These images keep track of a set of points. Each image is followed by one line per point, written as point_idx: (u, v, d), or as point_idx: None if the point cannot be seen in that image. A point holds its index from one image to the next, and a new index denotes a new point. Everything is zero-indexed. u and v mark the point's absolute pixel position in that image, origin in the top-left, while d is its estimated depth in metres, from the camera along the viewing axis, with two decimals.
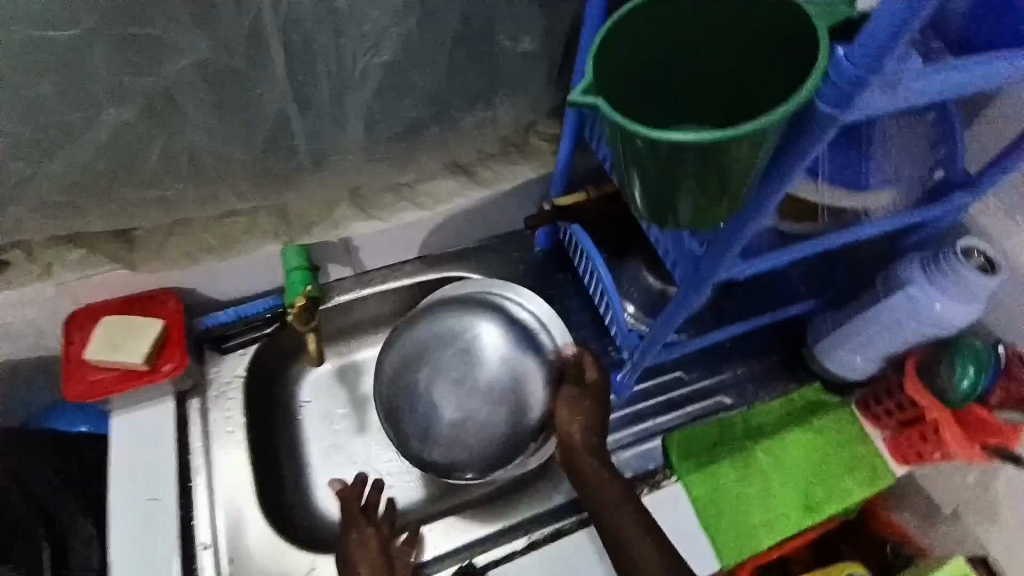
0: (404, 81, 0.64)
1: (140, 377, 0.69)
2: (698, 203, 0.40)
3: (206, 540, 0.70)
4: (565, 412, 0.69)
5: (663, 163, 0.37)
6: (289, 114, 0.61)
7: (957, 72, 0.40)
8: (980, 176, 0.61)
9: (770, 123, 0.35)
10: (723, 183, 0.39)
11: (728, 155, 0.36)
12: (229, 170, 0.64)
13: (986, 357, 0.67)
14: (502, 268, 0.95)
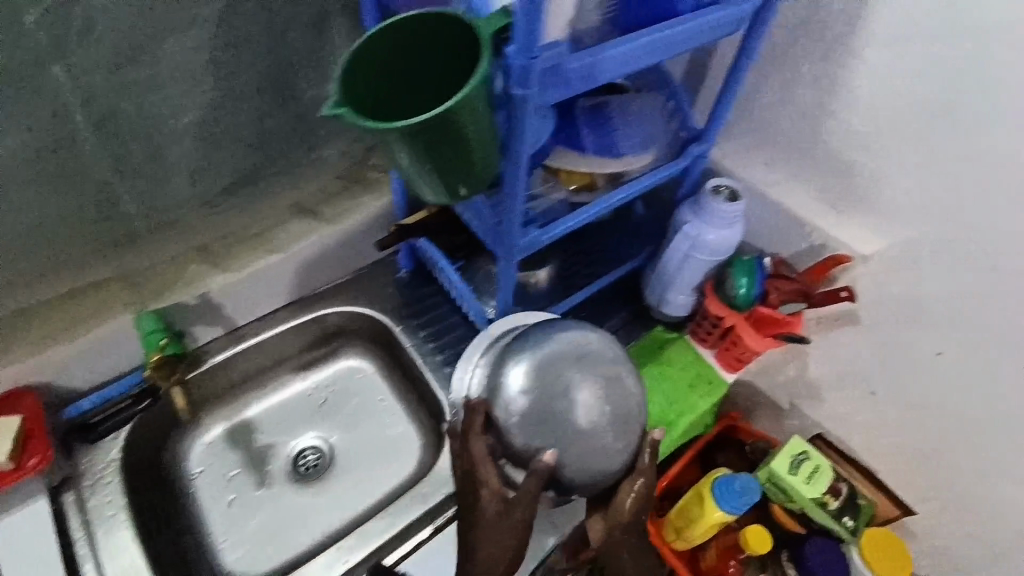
0: (217, 133, 0.75)
1: (8, 475, 0.69)
2: (458, 166, 0.51)
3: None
4: (629, 500, 0.68)
5: (417, 140, 0.47)
6: (112, 180, 0.71)
7: (613, 48, 0.53)
8: (706, 130, 0.81)
9: (480, 89, 0.45)
10: (467, 151, 0.49)
11: (460, 122, 0.46)
12: (69, 246, 0.73)
13: (753, 266, 0.85)
14: (374, 293, 1.01)
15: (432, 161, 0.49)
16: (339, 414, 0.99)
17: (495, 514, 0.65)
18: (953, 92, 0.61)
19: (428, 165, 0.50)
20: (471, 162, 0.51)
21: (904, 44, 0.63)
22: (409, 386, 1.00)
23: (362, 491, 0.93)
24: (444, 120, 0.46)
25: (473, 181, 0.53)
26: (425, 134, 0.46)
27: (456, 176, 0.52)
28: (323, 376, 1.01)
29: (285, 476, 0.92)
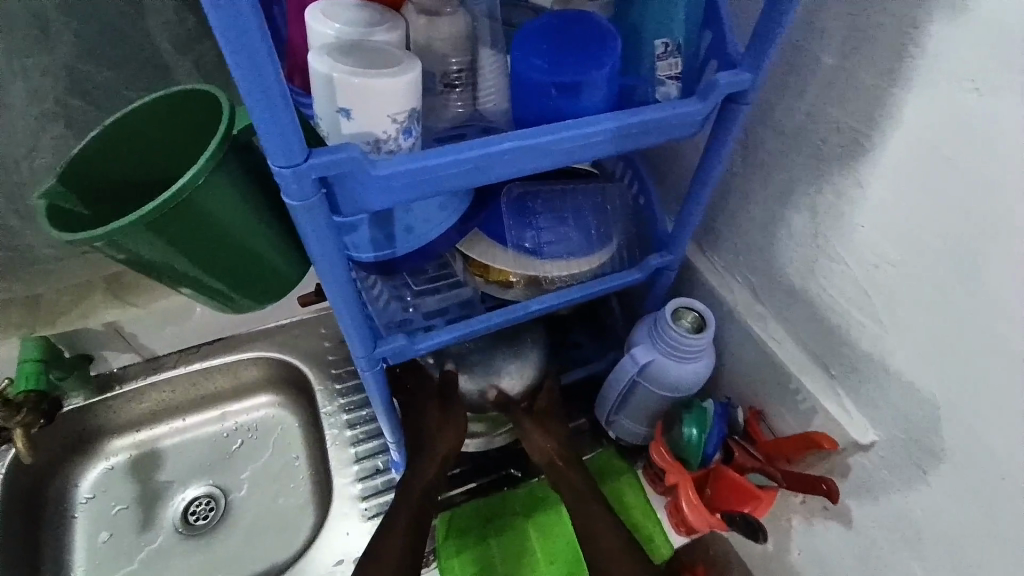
0: None
1: None
2: (212, 259, 0.44)
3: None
4: (542, 429, 0.75)
5: (137, 244, 0.40)
6: None
7: (458, 149, 0.40)
8: (671, 240, 0.65)
9: (198, 173, 0.39)
10: (221, 235, 0.42)
11: (184, 213, 0.40)
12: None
13: (711, 419, 0.67)
14: (308, 345, 0.94)
15: (187, 257, 0.43)
16: (246, 465, 0.92)
17: (435, 415, 0.74)
18: (956, 239, 0.45)
19: (178, 262, 0.43)
20: (244, 250, 0.45)
21: (904, 164, 0.47)
22: (321, 451, 0.91)
23: (240, 560, 0.84)
24: (170, 209, 0.39)
25: (261, 273, 0.47)
26: (155, 230, 0.40)
27: (229, 270, 0.45)
28: (243, 421, 0.95)
29: (170, 522, 0.87)
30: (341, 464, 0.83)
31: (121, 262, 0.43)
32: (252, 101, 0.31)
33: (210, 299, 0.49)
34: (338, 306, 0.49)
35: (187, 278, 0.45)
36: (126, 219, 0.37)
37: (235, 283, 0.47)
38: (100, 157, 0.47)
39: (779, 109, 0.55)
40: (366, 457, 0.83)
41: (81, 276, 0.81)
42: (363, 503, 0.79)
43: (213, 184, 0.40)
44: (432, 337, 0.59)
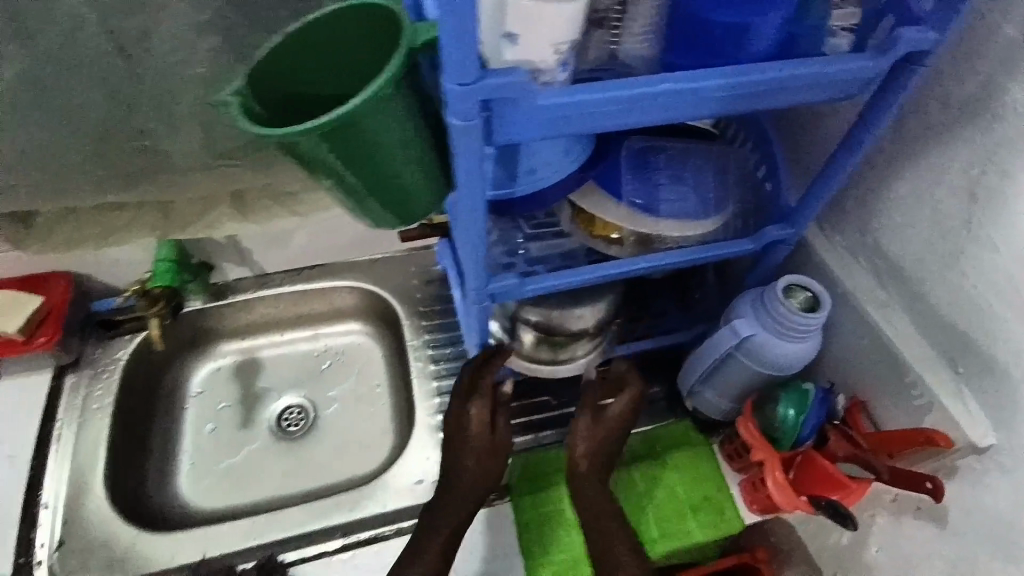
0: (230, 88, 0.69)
1: (15, 347, 0.75)
2: (370, 178, 0.45)
3: (43, 541, 0.70)
4: (595, 431, 0.70)
5: (311, 152, 0.41)
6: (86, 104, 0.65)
7: (610, 86, 0.40)
8: (796, 213, 0.61)
9: (381, 88, 0.39)
10: (383, 155, 0.43)
11: (358, 127, 0.41)
12: (64, 168, 0.69)
13: (811, 399, 0.65)
14: (399, 282, 0.99)
15: (342, 175, 0.44)
16: (333, 383, 1.00)
17: (469, 449, 0.69)
18: None
19: (339, 174, 0.44)
20: (395, 174, 0.45)
21: None
22: (404, 382, 0.96)
23: (323, 469, 0.92)
24: (340, 128, 0.40)
25: (401, 204, 0.48)
26: (329, 140, 0.41)
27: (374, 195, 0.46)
28: (332, 344, 1.02)
29: (267, 423, 0.95)
30: (424, 395, 0.87)
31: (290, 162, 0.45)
32: (444, 12, 0.32)
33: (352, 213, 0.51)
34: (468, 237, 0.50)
35: (336, 195, 0.47)
36: (307, 125, 0.39)
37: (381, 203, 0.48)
38: (280, 56, 0.48)
39: (951, 82, 0.50)
40: (446, 392, 0.87)
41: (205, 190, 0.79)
42: (446, 434, 0.83)
43: (383, 107, 0.40)
44: (541, 281, 0.60)
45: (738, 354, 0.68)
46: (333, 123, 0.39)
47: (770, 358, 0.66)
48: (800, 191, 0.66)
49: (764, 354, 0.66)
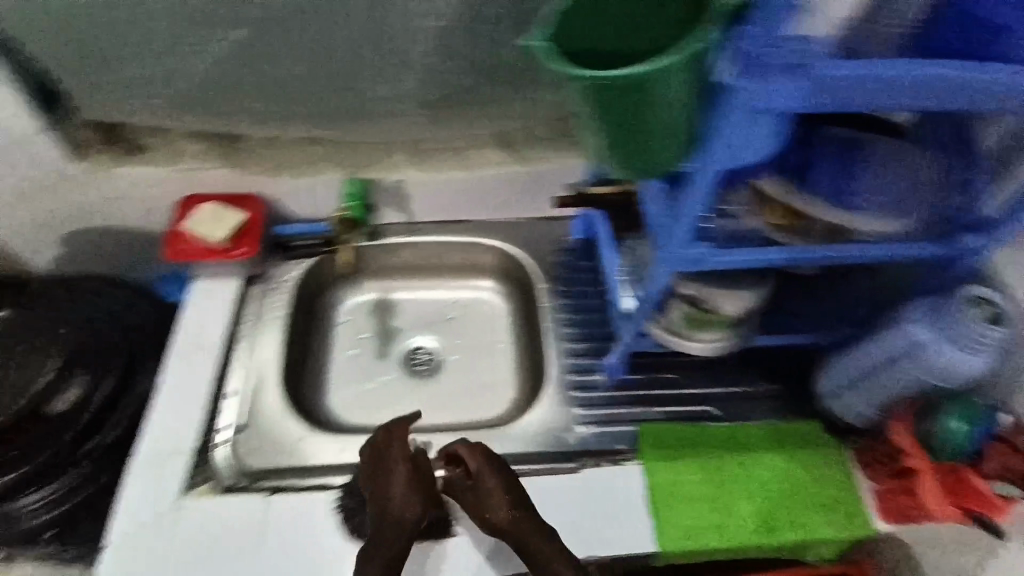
0: (454, 44, 0.71)
1: (217, 253, 0.84)
2: (631, 138, 0.48)
3: (223, 425, 0.78)
4: (493, 486, 0.67)
5: (599, 99, 0.46)
6: (333, 37, 0.70)
7: (882, 70, 0.43)
8: (998, 224, 0.63)
9: (683, 56, 0.43)
10: (652, 121, 0.46)
11: (650, 88, 0.44)
12: (295, 97, 0.76)
13: (979, 413, 0.66)
14: (536, 246, 1.04)
15: (605, 127, 0.48)
16: (459, 332, 1.06)
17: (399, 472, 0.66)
18: None
19: (608, 125, 0.48)
20: (653, 138, 0.48)
21: None
22: (529, 340, 1.01)
23: (446, 409, 0.98)
24: (632, 85, 0.44)
25: (639, 169, 0.51)
26: (620, 92, 0.45)
27: (619, 153, 0.50)
28: (461, 296, 1.08)
29: (400, 359, 1.03)
30: (557, 355, 0.92)
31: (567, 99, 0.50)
32: None
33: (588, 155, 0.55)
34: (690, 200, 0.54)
35: (595, 141, 0.50)
36: (610, 75, 0.43)
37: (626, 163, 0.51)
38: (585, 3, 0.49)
39: None
40: (577, 355, 0.91)
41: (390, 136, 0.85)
42: (574, 393, 0.87)
43: (675, 73, 0.44)
44: (727, 254, 0.61)
45: (901, 360, 0.67)
46: (629, 78, 0.43)
47: (937, 367, 0.65)
48: (1004, 204, 0.64)
49: (934, 363, 0.65)
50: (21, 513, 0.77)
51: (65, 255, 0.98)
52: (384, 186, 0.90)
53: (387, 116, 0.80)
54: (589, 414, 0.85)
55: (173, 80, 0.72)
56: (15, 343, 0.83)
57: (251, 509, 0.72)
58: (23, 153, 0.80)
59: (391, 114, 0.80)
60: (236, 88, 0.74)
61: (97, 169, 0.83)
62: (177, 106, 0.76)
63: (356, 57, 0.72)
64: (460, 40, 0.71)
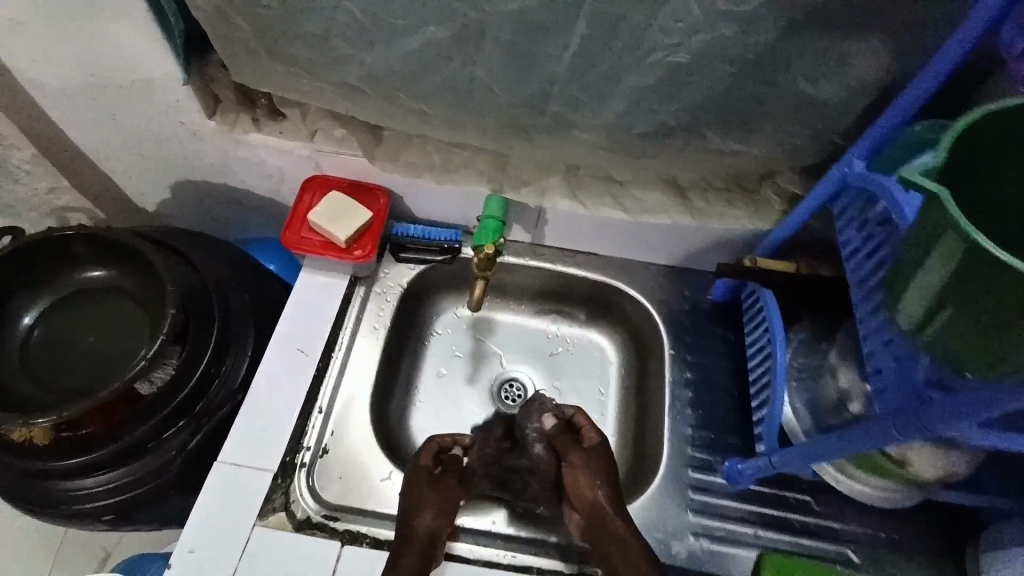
0: (682, 86, 0.57)
1: (336, 250, 0.76)
2: (970, 319, 0.42)
3: (310, 444, 0.71)
4: (582, 474, 0.70)
5: (969, 267, 0.40)
6: (533, 54, 0.55)
7: None
8: None
9: None
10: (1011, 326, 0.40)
11: None
12: (461, 108, 0.63)
13: None
14: (669, 298, 0.90)
15: (945, 296, 0.43)
16: (559, 370, 0.95)
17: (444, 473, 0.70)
18: None
19: (950, 292, 0.42)
20: (989, 338, 0.41)
21: None
22: (635, 402, 0.90)
23: None
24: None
25: (954, 345, 0.44)
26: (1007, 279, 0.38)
27: (946, 326, 0.44)
28: (568, 330, 0.97)
29: (490, 388, 0.93)
30: (675, 442, 0.78)
31: (924, 233, 0.44)
32: None
33: (893, 298, 0.49)
34: (976, 405, 0.41)
35: (920, 291, 0.45)
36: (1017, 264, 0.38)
37: (939, 330, 0.45)
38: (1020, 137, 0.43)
39: None
40: (702, 447, 0.78)
41: (548, 158, 0.72)
42: (689, 493, 0.75)
43: None
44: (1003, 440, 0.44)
45: None
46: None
47: None
48: None
49: None
50: (82, 492, 0.70)
51: (174, 196, 0.94)
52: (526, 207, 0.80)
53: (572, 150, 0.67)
54: (704, 525, 0.73)
55: (345, 73, 0.61)
56: (95, 302, 0.74)
57: (324, 557, 0.64)
58: (157, 100, 0.74)
59: (575, 145, 0.66)
60: (407, 89, 0.61)
61: (222, 131, 0.77)
62: (333, 92, 0.64)
63: (564, 91, 0.59)
64: (697, 80, 0.56)
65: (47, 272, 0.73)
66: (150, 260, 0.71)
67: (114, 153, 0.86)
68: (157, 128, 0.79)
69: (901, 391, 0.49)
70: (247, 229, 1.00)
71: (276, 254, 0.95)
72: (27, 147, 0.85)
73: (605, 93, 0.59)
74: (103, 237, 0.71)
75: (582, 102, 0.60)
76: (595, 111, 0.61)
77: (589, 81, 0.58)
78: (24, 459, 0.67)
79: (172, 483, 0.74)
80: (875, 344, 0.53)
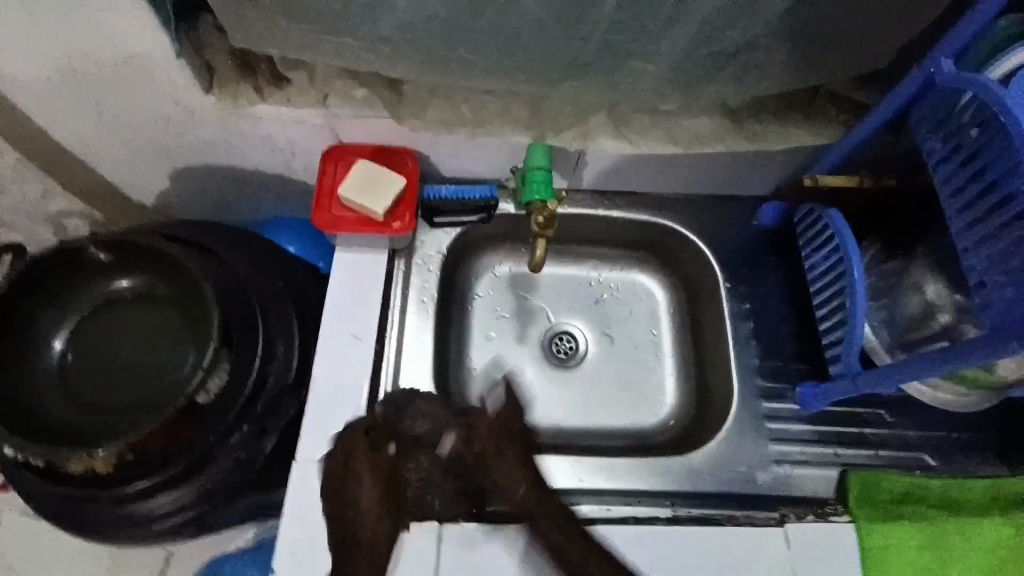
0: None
1: (373, 224, 0.71)
2: None
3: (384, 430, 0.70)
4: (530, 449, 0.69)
5: None
6: None
7: None
8: None
9: None
10: None
11: None
12: (506, 46, 0.57)
13: None
14: (717, 227, 0.85)
15: None
16: (608, 318, 0.92)
17: (366, 458, 0.65)
18: None
19: None
20: None
21: None
22: (692, 339, 0.88)
23: (593, 409, 0.87)
24: None
25: None
26: None
27: None
28: (611, 275, 0.93)
29: (540, 344, 0.91)
30: (744, 376, 0.77)
31: None
32: None
33: None
34: None
35: None
36: None
37: None
38: None
39: None
40: (773, 378, 0.77)
41: (592, 96, 0.66)
42: (766, 424, 0.75)
43: None
44: None
45: None
46: None
47: None
48: None
49: None
50: (155, 512, 0.68)
51: (175, 185, 0.86)
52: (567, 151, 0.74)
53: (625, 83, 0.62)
54: (786, 451, 0.74)
55: (376, 20, 0.54)
56: (127, 316, 0.69)
57: (426, 543, 0.63)
58: (149, 80, 0.66)
59: (628, 74, 0.61)
60: (445, 32, 0.55)
61: (226, 106, 0.69)
62: (358, 50, 0.58)
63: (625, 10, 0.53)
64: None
65: (69, 290, 0.67)
66: (178, 263, 0.66)
67: (103, 146, 0.77)
68: (149, 113, 0.71)
69: (1015, 305, 0.49)
70: (257, 211, 0.93)
71: (293, 234, 0.88)
72: (6, 152, 0.76)
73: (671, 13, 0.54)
74: (121, 244, 0.65)
75: (642, 25, 0.55)
76: (655, 35, 0.56)
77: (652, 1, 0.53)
78: (92, 487, 0.65)
79: (246, 489, 0.71)
80: (974, 258, 0.54)
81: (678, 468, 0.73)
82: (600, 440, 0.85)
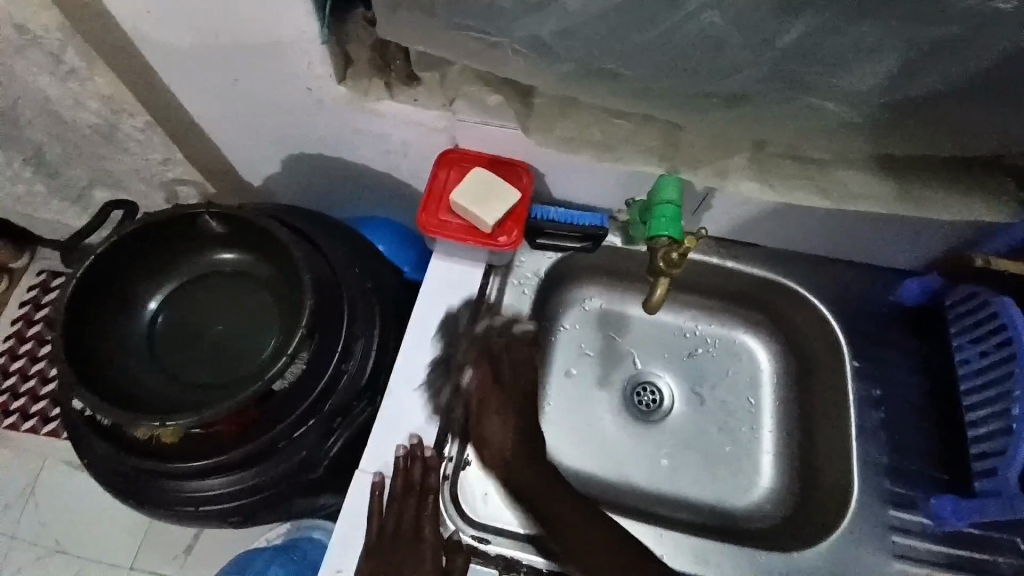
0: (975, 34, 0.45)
1: (478, 236, 0.67)
2: None
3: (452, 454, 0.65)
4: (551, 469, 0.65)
5: None
6: None
7: None
8: None
9: None
10: None
11: None
12: (664, 65, 0.52)
13: None
14: (849, 296, 0.75)
15: None
16: (702, 376, 0.82)
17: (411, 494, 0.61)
18: None
19: None
20: None
21: None
22: (800, 419, 0.77)
23: (675, 475, 0.77)
24: None
25: None
26: None
27: None
28: (711, 329, 0.83)
29: (623, 393, 0.82)
30: (865, 471, 0.67)
31: None
32: None
33: None
34: None
35: None
36: None
37: None
38: None
39: None
40: (900, 481, 0.66)
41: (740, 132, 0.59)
42: (890, 536, 0.64)
43: None
44: None
45: None
46: None
47: None
48: None
49: None
50: (204, 496, 0.64)
51: (284, 170, 0.86)
52: (696, 190, 0.68)
53: (790, 125, 0.56)
54: (909, 574, 0.63)
55: (532, 22, 0.51)
56: (221, 289, 0.68)
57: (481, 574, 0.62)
58: (284, 62, 0.65)
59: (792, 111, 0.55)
60: (600, 42, 0.51)
61: (352, 97, 0.68)
62: (507, 52, 0.55)
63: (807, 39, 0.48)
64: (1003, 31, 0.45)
65: (172, 255, 0.67)
66: (281, 243, 0.64)
67: (225, 123, 0.78)
68: (279, 97, 0.71)
69: None
70: (355, 206, 0.92)
71: (386, 234, 0.86)
72: (138, 114, 0.79)
73: (870, 45, 0.48)
74: (230, 218, 0.65)
75: (834, 61, 0.49)
76: (843, 70, 0.50)
77: (850, 28, 0.47)
78: (149, 458, 0.62)
79: (299, 489, 0.67)
80: None
81: (773, 565, 0.63)
82: (678, 513, 0.75)
